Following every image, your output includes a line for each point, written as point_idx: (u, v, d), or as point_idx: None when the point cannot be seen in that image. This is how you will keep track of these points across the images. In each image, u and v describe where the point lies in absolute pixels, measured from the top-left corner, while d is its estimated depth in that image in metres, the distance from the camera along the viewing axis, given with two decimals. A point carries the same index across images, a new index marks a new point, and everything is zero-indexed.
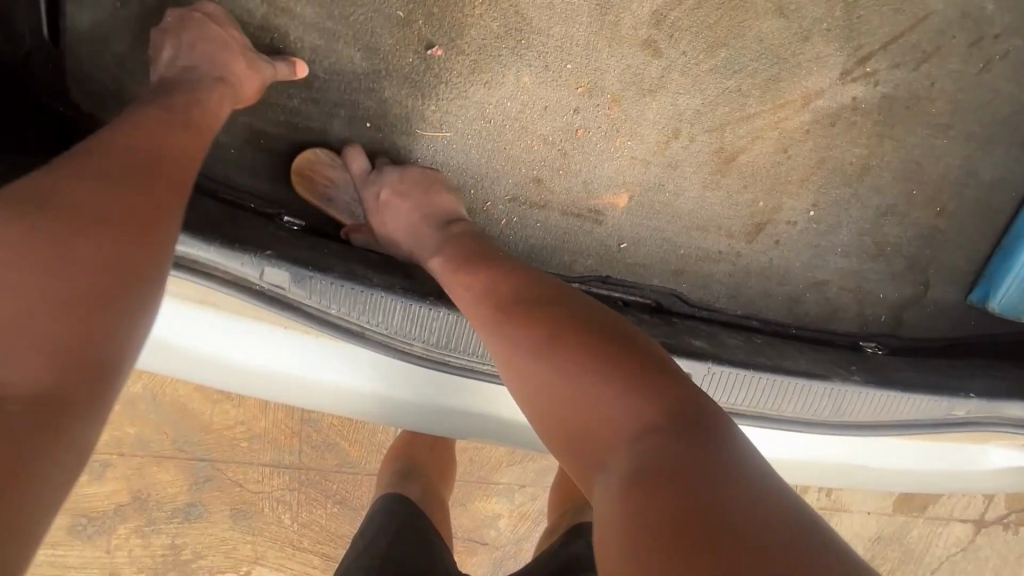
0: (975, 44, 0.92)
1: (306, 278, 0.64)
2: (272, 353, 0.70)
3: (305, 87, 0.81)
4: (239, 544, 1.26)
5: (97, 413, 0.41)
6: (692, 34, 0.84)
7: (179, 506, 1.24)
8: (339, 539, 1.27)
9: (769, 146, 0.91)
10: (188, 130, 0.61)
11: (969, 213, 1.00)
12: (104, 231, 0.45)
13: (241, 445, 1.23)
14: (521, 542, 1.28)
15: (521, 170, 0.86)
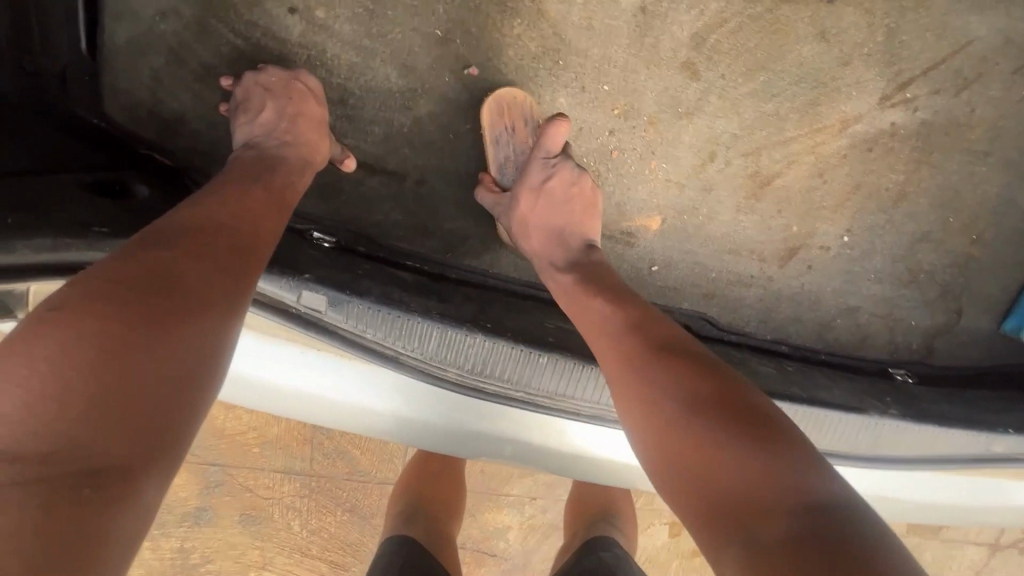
0: (1019, 72, 0.90)
1: (343, 302, 0.64)
2: (302, 374, 0.69)
3: (340, 105, 0.81)
4: (248, 549, 1.26)
5: (161, 475, 0.43)
6: (731, 57, 0.83)
7: (190, 509, 1.23)
8: (349, 547, 1.26)
9: (805, 170, 0.89)
10: (261, 193, 0.65)
11: (1005, 242, 0.98)
12: (185, 304, 0.49)
13: (253, 451, 1.22)
14: (529, 555, 1.27)
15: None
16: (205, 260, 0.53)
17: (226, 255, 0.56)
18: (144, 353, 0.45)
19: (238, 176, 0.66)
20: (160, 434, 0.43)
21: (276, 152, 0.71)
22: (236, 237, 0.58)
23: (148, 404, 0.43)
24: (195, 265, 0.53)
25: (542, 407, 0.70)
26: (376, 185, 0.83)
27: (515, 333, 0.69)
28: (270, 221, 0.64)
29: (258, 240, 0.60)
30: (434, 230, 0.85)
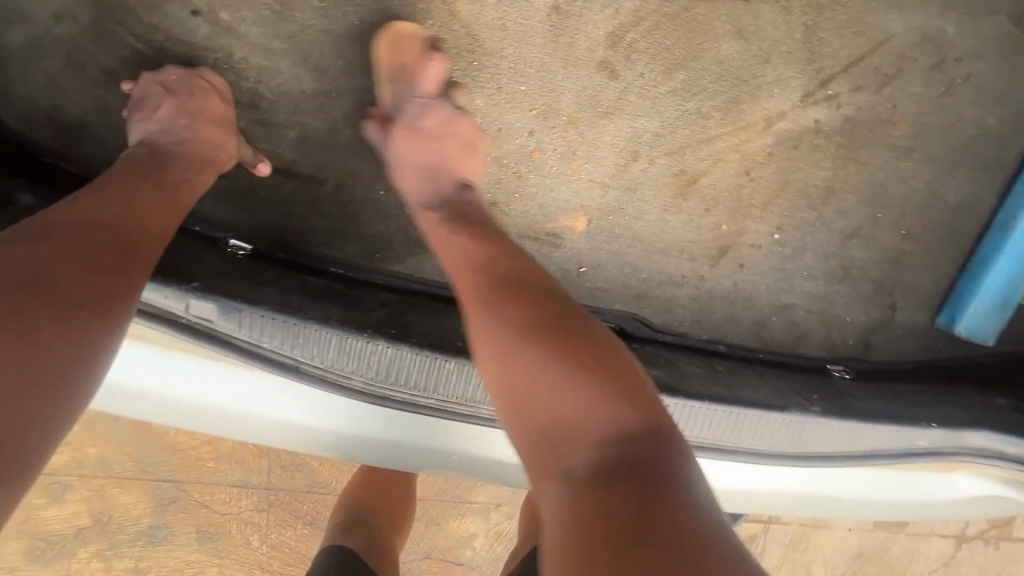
0: (936, 68, 0.91)
1: (234, 310, 0.62)
2: (203, 388, 0.67)
3: (251, 109, 0.79)
4: (206, 567, 1.21)
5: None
6: (649, 55, 0.83)
7: (142, 528, 1.19)
8: (309, 562, 1.22)
9: (733, 168, 0.89)
10: (161, 191, 0.62)
11: (934, 235, 0.99)
12: (52, 308, 0.45)
13: (206, 466, 1.19)
14: (496, 563, 1.24)
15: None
16: (80, 260, 0.49)
17: (113, 251, 0.52)
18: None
19: (131, 173, 0.62)
20: (2, 452, 0.40)
21: (175, 151, 0.68)
22: (121, 236, 0.54)
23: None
24: (67, 266, 0.48)
25: (456, 414, 0.68)
26: (293, 190, 0.81)
27: (423, 338, 0.67)
28: (166, 221, 0.60)
29: (148, 241, 0.56)
30: (355, 235, 0.82)
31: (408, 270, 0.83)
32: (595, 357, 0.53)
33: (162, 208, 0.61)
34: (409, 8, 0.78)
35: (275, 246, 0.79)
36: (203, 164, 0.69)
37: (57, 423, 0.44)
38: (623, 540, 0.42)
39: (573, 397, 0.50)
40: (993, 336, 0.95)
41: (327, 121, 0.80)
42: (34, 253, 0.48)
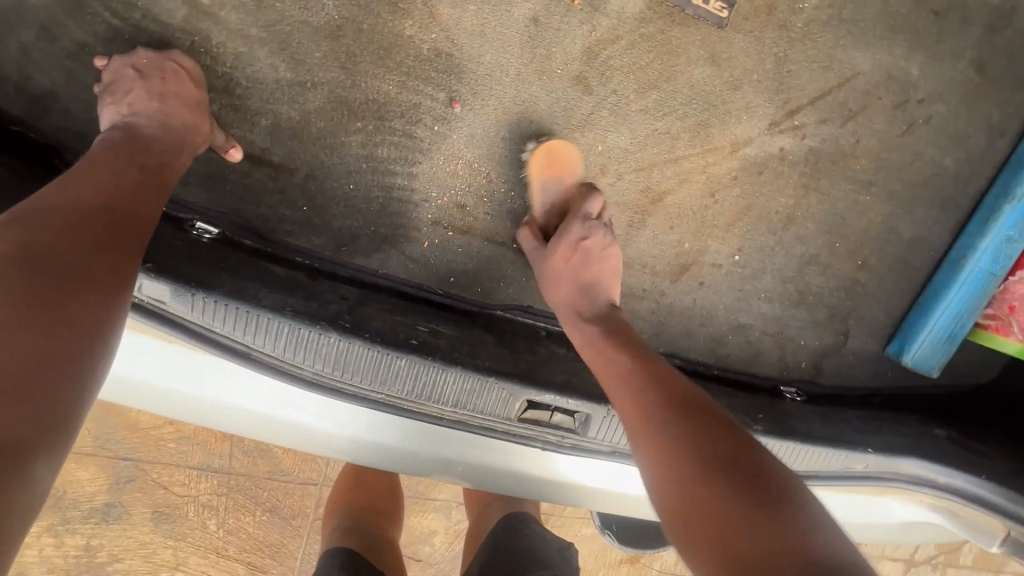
0: (899, 107, 0.95)
1: (188, 293, 0.63)
2: (153, 369, 0.66)
3: (225, 94, 0.79)
4: (159, 548, 1.20)
5: (56, 453, 0.42)
6: (624, 73, 0.85)
7: (97, 506, 1.17)
8: (267, 548, 1.22)
9: (698, 189, 0.92)
10: (146, 173, 0.65)
11: (889, 267, 1.03)
12: (71, 285, 0.49)
13: (167, 446, 1.18)
14: (454, 561, 1.25)
15: (443, 194, 0.85)
16: (82, 242, 0.52)
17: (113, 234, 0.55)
18: (32, 333, 0.44)
19: (110, 157, 0.63)
20: (58, 409, 0.43)
21: (148, 133, 0.69)
22: (116, 220, 0.57)
23: (42, 381, 0.43)
24: (73, 247, 0.51)
25: (403, 410, 0.70)
26: (263, 178, 0.81)
27: (375, 334, 0.69)
28: (154, 205, 0.63)
29: (139, 222, 0.59)
30: (321, 226, 0.83)
31: (372, 265, 0.84)
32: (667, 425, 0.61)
33: (149, 189, 0.63)
34: (390, 7, 0.79)
35: (240, 231, 0.79)
36: (177, 146, 0.70)
37: (91, 385, 0.47)
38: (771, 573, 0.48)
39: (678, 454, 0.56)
40: (937, 369, 0.99)
41: (300, 112, 0.80)
42: (43, 236, 0.50)
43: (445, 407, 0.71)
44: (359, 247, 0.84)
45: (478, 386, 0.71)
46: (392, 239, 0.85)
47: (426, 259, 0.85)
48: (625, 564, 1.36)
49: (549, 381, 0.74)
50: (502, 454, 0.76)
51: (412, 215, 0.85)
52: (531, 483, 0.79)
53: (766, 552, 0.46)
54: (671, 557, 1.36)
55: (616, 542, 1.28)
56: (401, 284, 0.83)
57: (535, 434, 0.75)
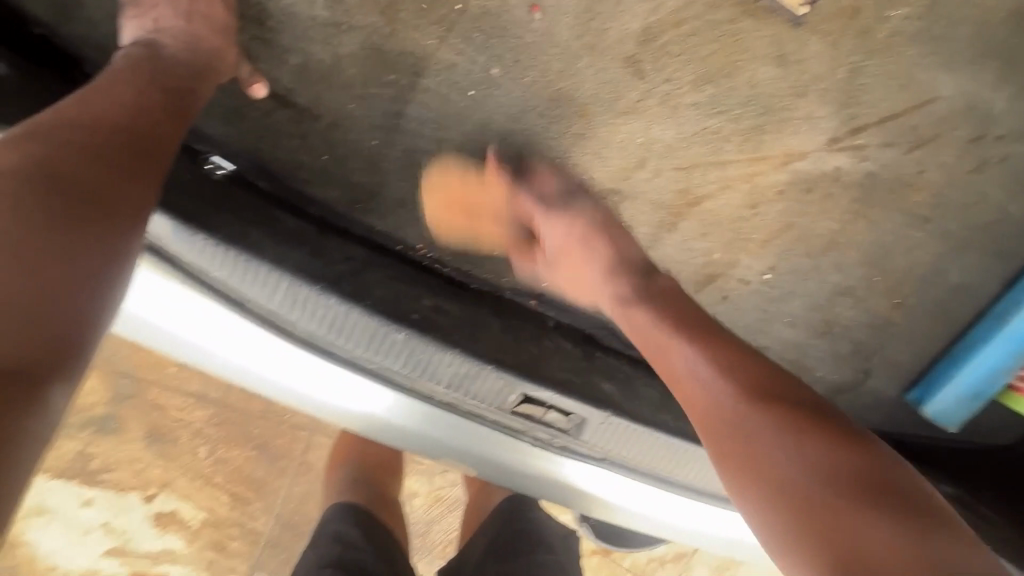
0: (975, 141, 0.87)
1: (188, 233, 0.61)
2: (147, 303, 0.64)
3: (257, 24, 0.75)
4: (150, 466, 1.20)
5: (76, 374, 0.44)
6: (681, 61, 0.78)
7: (95, 416, 1.18)
8: (252, 483, 1.22)
9: (738, 198, 0.86)
10: (174, 92, 0.62)
11: (925, 310, 0.97)
12: (88, 211, 0.48)
13: (169, 370, 1.19)
14: (432, 526, 1.25)
15: (469, 165, 0.80)
16: (96, 163, 0.51)
17: (133, 156, 0.54)
18: (45, 262, 0.44)
19: (132, 74, 0.60)
20: (70, 335, 0.44)
21: (173, 54, 0.65)
22: (135, 138, 0.55)
23: (51, 311, 0.44)
24: (91, 170, 0.50)
25: (395, 384, 0.68)
26: (284, 120, 0.77)
27: (377, 302, 0.66)
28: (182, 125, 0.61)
29: (161, 143, 0.57)
30: (339, 180, 0.79)
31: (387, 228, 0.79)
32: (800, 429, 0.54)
33: (176, 109, 0.61)
34: None
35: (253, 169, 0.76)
36: (203, 69, 0.67)
37: (106, 309, 0.48)
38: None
39: (784, 451, 0.52)
40: (958, 425, 0.93)
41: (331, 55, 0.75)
42: (60, 158, 0.49)
43: (439, 388, 0.68)
44: (375, 206, 0.80)
45: (475, 372, 0.68)
46: (410, 204, 0.80)
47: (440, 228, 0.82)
48: (597, 556, 1.35)
49: (548, 377, 0.71)
50: (490, 443, 0.74)
51: (433, 182, 0.81)
52: (516, 474, 0.78)
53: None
54: (645, 558, 1.35)
55: (589, 534, 1.30)
56: (414, 250, 0.79)
57: (526, 428, 0.72)
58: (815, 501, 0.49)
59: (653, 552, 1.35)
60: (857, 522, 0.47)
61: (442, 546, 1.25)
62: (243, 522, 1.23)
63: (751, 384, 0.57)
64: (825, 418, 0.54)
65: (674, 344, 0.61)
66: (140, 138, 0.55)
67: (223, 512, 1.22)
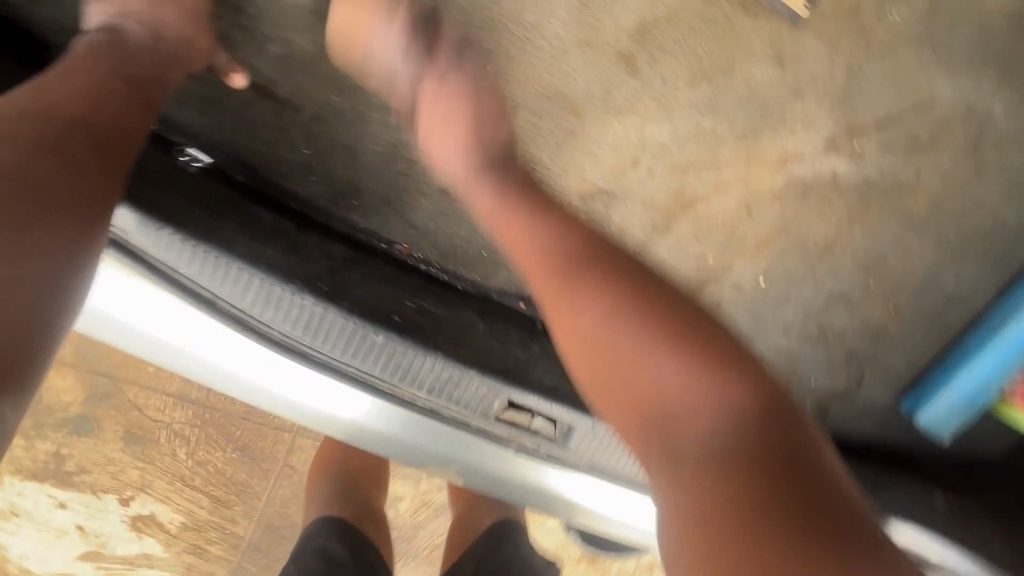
0: (973, 146, 0.85)
1: (154, 227, 0.57)
2: (112, 301, 0.61)
3: (236, 11, 0.71)
4: (127, 467, 1.15)
5: (28, 388, 0.42)
6: (676, 59, 0.76)
7: (70, 416, 1.13)
8: (233, 486, 1.18)
9: (733, 200, 0.84)
10: (140, 83, 0.59)
11: (919, 318, 0.95)
12: (45, 209, 0.45)
13: (146, 369, 1.13)
14: (416, 529, 1.21)
15: None
16: (58, 156, 0.47)
17: (94, 149, 0.50)
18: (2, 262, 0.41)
19: (93, 62, 0.57)
20: (24, 346, 0.41)
21: (137, 41, 0.62)
22: (99, 131, 0.52)
23: (8, 314, 0.41)
24: (49, 164, 0.47)
25: (375, 388, 0.65)
26: (265, 112, 0.74)
27: (356, 303, 0.62)
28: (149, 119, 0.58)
29: (125, 136, 0.54)
30: (322, 175, 0.76)
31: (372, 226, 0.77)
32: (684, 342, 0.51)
33: (143, 100, 0.58)
34: None
35: (234, 164, 0.72)
36: (171, 59, 0.64)
37: (64, 314, 0.45)
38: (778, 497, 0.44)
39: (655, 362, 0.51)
40: (949, 434, 0.94)
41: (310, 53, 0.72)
42: (14, 149, 0.45)
43: (419, 393, 0.65)
44: (359, 202, 0.77)
45: (457, 377, 0.65)
46: (395, 201, 0.78)
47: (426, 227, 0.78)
48: (585, 564, 1.32)
49: (536, 384, 0.68)
50: (475, 451, 0.71)
51: (421, 179, 0.78)
52: (503, 484, 0.75)
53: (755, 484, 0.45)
54: (634, 565, 1.33)
55: (579, 542, 1.28)
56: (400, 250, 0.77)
57: (512, 436, 0.70)
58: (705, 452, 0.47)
59: (642, 559, 1.32)
60: (746, 477, 0.45)
61: (427, 552, 1.22)
62: (223, 526, 1.18)
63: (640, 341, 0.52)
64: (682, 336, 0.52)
65: (582, 297, 0.54)
66: (105, 133, 0.52)
67: (202, 515, 1.18)
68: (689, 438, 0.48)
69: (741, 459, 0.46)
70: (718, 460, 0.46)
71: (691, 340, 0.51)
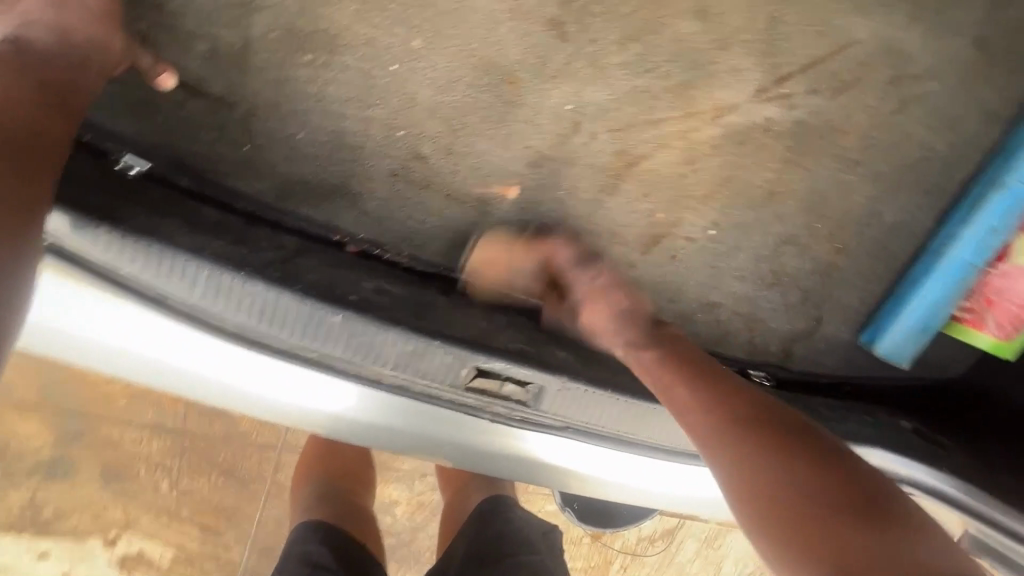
0: (894, 82, 0.89)
1: (88, 227, 0.56)
2: (66, 310, 0.60)
3: (157, 10, 0.71)
4: (108, 508, 1.12)
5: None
6: (603, 21, 0.78)
7: (42, 461, 1.10)
8: (222, 512, 1.15)
9: (674, 156, 0.86)
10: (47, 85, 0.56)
11: (865, 253, 0.99)
12: None
13: (118, 403, 1.11)
14: (416, 531, 1.21)
15: (404, 140, 0.78)
16: None
17: (17, 161, 0.49)
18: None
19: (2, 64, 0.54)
20: None
21: (42, 45, 0.58)
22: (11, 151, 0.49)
23: None
24: None
25: (340, 369, 0.65)
26: (199, 110, 0.73)
27: (309, 286, 0.62)
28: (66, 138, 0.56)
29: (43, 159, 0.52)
30: (265, 170, 0.75)
31: (323, 217, 0.77)
32: (785, 439, 0.59)
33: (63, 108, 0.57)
34: None
35: (171, 164, 0.70)
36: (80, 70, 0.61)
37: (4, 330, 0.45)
38: None
39: (769, 465, 0.58)
40: (908, 361, 0.98)
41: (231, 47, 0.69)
42: None
43: (387, 370, 0.65)
44: (307, 195, 0.77)
45: (422, 349, 0.64)
46: (344, 189, 0.78)
47: (381, 212, 0.79)
48: (586, 542, 1.34)
49: (501, 348, 0.68)
50: (449, 422, 0.71)
51: (367, 165, 0.78)
52: (480, 453, 0.76)
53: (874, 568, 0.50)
54: (634, 537, 1.35)
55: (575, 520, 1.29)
56: (353, 239, 0.77)
57: (485, 403, 0.70)
58: (790, 500, 0.55)
59: (641, 530, 1.35)
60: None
61: (428, 552, 1.21)
62: (217, 554, 1.16)
63: (751, 441, 0.60)
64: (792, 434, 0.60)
65: (675, 383, 0.67)
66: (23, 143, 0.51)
67: (192, 546, 1.15)
68: (771, 493, 0.56)
69: (809, 508, 0.54)
70: (794, 515, 0.55)
71: (781, 438, 0.59)
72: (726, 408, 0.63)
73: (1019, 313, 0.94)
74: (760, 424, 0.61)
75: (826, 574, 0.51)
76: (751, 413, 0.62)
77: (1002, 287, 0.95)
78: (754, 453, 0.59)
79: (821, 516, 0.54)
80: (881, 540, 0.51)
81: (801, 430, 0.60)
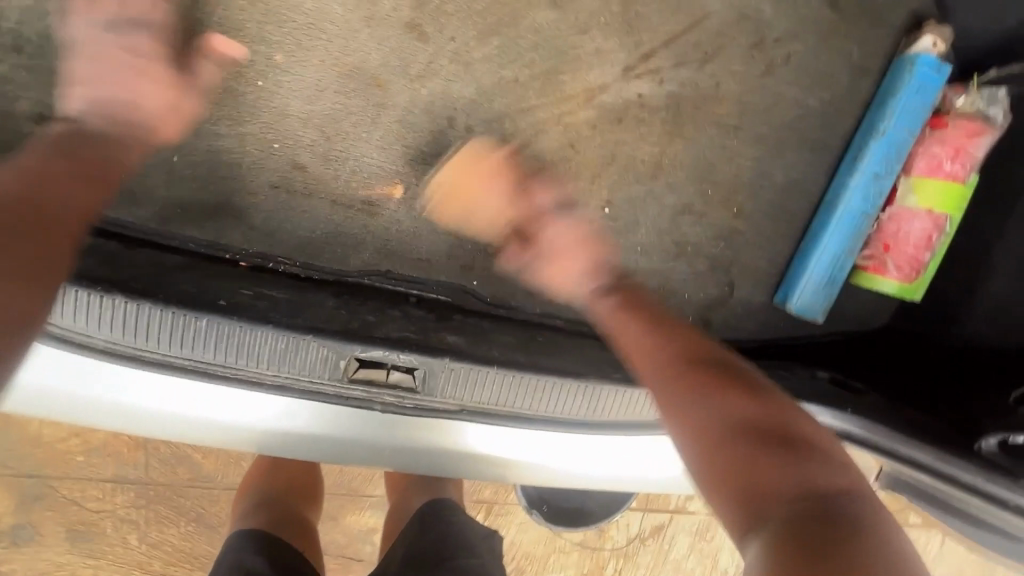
0: (755, 47, 0.94)
1: None
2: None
3: (14, 52, 0.73)
4: (78, 569, 1.09)
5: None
6: (459, 19, 0.83)
7: (3, 529, 1.07)
8: (197, 561, 1.12)
9: (555, 139, 0.89)
10: None
11: (764, 215, 1.02)
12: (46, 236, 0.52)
13: (78, 460, 1.08)
14: None
15: (280, 151, 0.81)
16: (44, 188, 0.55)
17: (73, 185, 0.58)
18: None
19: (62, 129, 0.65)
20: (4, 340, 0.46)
21: None
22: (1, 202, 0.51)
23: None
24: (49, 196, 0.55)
25: (218, 375, 0.67)
26: None
27: (173, 295, 0.64)
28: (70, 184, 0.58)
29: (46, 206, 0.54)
30: (140, 195, 0.76)
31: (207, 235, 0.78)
32: (733, 378, 0.63)
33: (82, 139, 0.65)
34: None
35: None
36: (60, 136, 0.64)
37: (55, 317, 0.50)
38: (803, 512, 0.50)
39: (682, 414, 0.61)
40: (821, 314, 1.00)
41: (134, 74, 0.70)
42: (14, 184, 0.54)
43: (265, 370, 0.67)
44: (189, 215, 0.78)
45: (294, 345, 0.66)
46: (228, 206, 0.80)
47: (264, 223, 0.81)
48: (576, 552, 1.29)
49: (382, 337, 0.69)
50: (340, 418, 0.74)
51: (248, 178, 0.80)
52: (377, 450, 0.78)
53: (795, 492, 0.51)
54: (623, 538, 1.30)
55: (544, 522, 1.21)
56: (243, 254, 0.77)
57: (373, 394, 0.71)
58: (704, 434, 0.58)
59: (630, 530, 1.30)
60: (774, 498, 0.51)
61: None
62: None
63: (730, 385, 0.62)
64: (730, 375, 0.63)
65: (630, 322, 0.73)
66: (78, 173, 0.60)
67: None
68: (693, 431, 0.59)
69: (841, 520, 0.48)
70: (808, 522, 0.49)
71: (733, 380, 0.62)
72: (664, 354, 0.67)
73: (915, 254, 0.96)
74: (694, 367, 0.64)
75: (734, 499, 0.53)
76: (770, 413, 0.59)
77: (896, 232, 0.98)
78: (733, 452, 0.56)
79: (743, 451, 0.55)
80: (795, 469, 0.53)
81: (723, 372, 0.63)
